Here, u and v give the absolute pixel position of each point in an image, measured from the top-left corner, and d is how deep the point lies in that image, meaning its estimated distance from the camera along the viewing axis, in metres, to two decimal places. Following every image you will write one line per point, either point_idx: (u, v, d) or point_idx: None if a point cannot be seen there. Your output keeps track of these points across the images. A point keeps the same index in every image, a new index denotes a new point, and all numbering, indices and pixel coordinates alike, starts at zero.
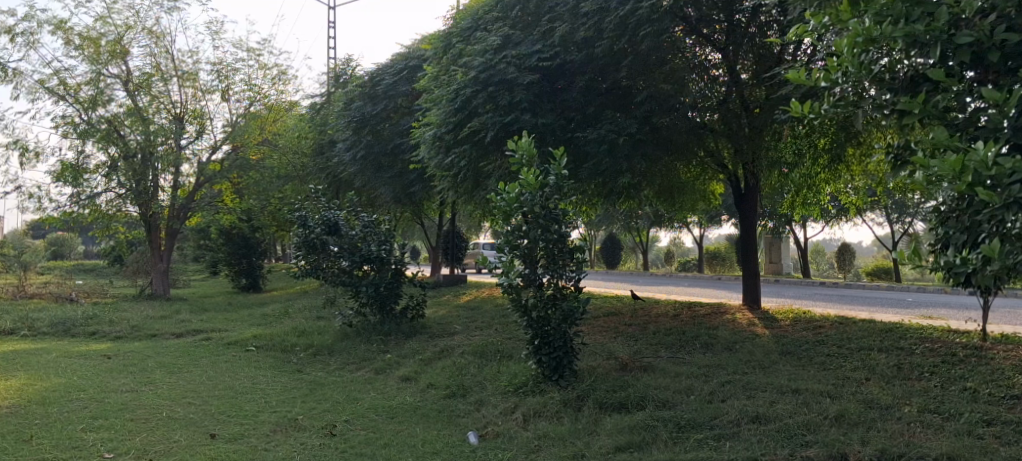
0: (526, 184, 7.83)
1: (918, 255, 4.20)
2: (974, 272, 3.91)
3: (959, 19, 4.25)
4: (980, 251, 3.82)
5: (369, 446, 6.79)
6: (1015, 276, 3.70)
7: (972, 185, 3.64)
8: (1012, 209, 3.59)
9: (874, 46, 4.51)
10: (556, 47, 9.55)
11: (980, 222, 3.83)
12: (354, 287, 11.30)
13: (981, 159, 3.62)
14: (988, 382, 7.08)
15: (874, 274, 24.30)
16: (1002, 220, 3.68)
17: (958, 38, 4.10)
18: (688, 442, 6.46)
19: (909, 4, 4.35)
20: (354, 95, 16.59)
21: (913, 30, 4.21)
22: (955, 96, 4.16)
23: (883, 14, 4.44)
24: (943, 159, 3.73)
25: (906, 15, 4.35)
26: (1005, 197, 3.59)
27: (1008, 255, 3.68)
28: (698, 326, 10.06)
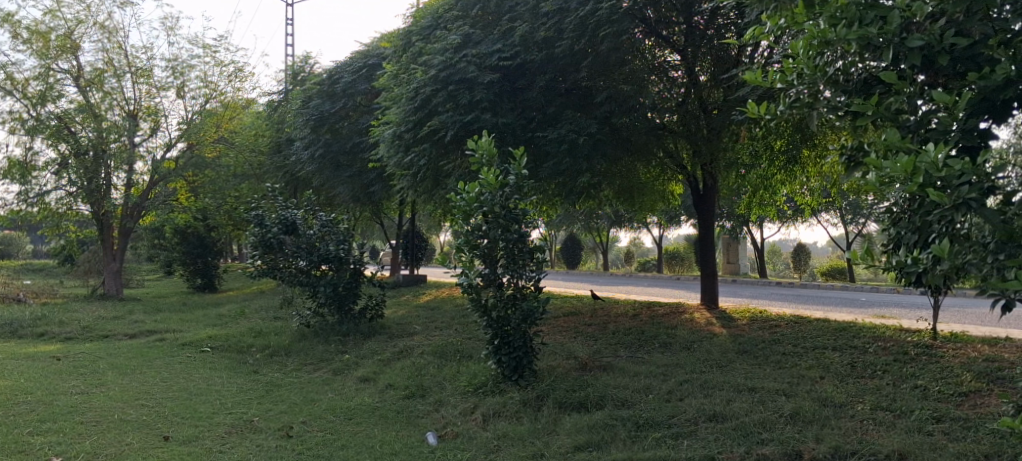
0: (485, 183, 7.82)
1: (871, 256, 4.28)
2: (925, 272, 3.85)
3: (911, 23, 4.22)
4: (930, 251, 3.76)
5: (326, 447, 6.72)
6: (964, 275, 3.69)
7: (923, 187, 3.54)
8: (961, 210, 3.52)
9: (828, 49, 4.54)
10: (517, 47, 9.53)
11: (930, 222, 3.75)
12: (312, 287, 11.23)
13: (932, 160, 3.53)
14: (938, 380, 7.23)
15: (829, 274, 24.69)
16: (950, 222, 3.64)
17: (910, 42, 4.10)
18: (646, 441, 6.48)
19: (863, 7, 4.36)
20: (312, 94, 16.40)
21: (867, 33, 4.20)
22: (907, 98, 4.10)
23: (837, 17, 4.40)
24: (895, 160, 3.63)
25: (860, 18, 4.34)
26: (954, 198, 3.52)
27: (957, 255, 3.66)
28: (656, 326, 10.13)
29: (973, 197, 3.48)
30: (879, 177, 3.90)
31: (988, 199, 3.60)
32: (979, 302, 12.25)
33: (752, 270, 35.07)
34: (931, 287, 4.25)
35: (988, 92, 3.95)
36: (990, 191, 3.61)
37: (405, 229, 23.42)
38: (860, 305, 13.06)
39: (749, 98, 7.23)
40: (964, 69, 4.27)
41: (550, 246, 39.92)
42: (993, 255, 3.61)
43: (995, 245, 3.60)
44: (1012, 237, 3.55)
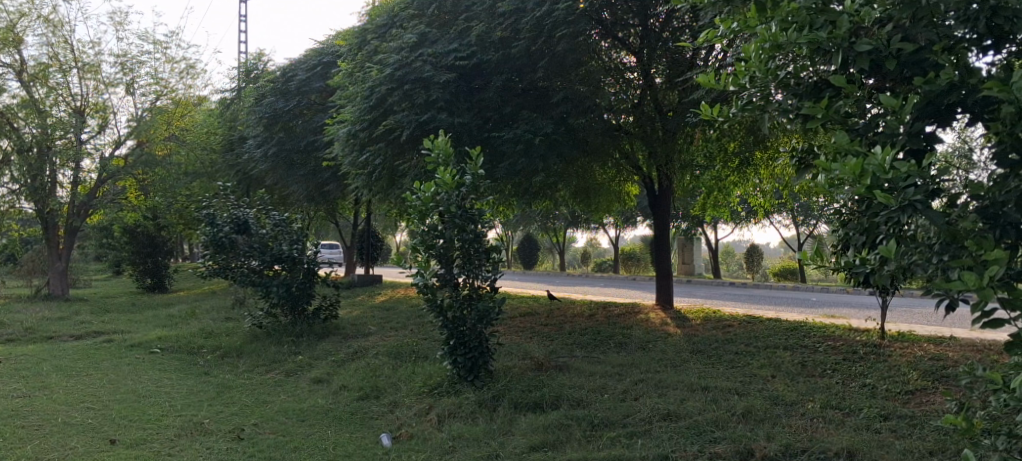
0: (442, 183, 7.77)
1: (820, 255, 4.36)
2: (873, 272, 3.87)
3: (859, 27, 4.16)
4: (878, 252, 3.75)
5: (278, 449, 6.62)
6: (910, 277, 3.67)
7: (870, 188, 3.48)
8: (907, 213, 3.46)
9: (780, 52, 4.40)
10: (473, 47, 9.48)
11: (877, 223, 3.72)
12: (263, 287, 10.97)
13: (879, 162, 3.46)
14: (886, 379, 7.38)
15: (781, 275, 25.07)
16: (897, 224, 3.57)
17: (858, 46, 4.04)
18: (601, 441, 6.50)
19: (813, 11, 4.25)
20: (265, 91, 16.15)
21: (817, 37, 4.16)
22: (855, 102, 4.10)
23: (789, 21, 4.33)
24: (844, 162, 3.56)
25: (810, 22, 4.27)
26: (900, 201, 3.46)
27: (904, 256, 3.62)
28: (612, 326, 10.19)
29: (919, 198, 3.43)
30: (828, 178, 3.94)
31: (932, 200, 3.50)
32: (925, 302, 12.57)
33: (707, 271, 35.55)
34: (880, 288, 4.27)
35: (933, 96, 3.81)
36: (934, 192, 3.53)
37: (361, 229, 23.29)
38: (811, 305, 13.32)
39: (704, 100, 7.31)
40: (911, 75, 4.11)
41: (507, 247, 39.98)
42: (936, 256, 3.49)
43: (938, 247, 3.48)
44: (955, 239, 3.44)
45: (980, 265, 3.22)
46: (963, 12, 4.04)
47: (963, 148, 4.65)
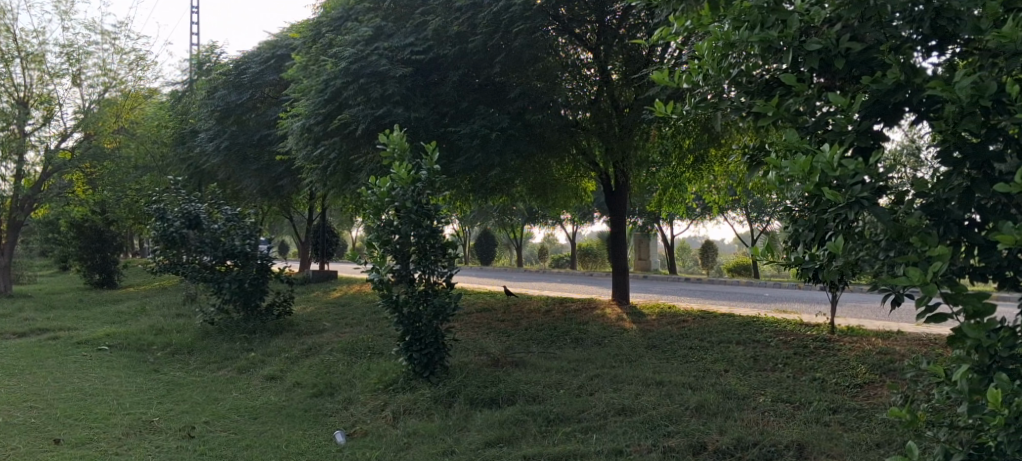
0: (397, 178, 7.73)
1: (771, 251, 4.45)
2: (821, 268, 3.93)
3: (809, 27, 4.12)
4: (826, 248, 3.80)
5: (230, 448, 6.53)
6: (858, 272, 3.74)
7: (819, 186, 3.47)
8: (854, 209, 3.45)
9: (733, 51, 4.45)
10: (430, 41, 9.43)
11: (825, 220, 3.75)
12: (216, 283, 10.85)
13: (828, 160, 3.44)
14: (835, 373, 7.51)
15: (734, 271, 25.37)
16: (845, 221, 3.62)
17: (808, 45, 3.98)
18: (556, 436, 6.53)
19: (765, 10, 4.19)
20: (218, 84, 15.91)
21: (768, 36, 4.08)
22: (805, 100, 4.06)
23: (741, 19, 4.34)
24: (793, 158, 3.54)
25: (762, 21, 4.23)
26: (847, 197, 3.44)
27: (852, 252, 3.70)
28: (568, 322, 10.23)
29: (866, 195, 3.41)
30: (777, 175, 4.00)
31: (879, 199, 3.55)
32: (873, 297, 12.87)
33: (664, 266, 35.91)
34: (828, 284, 4.33)
35: (879, 96, 3.79)
36: (879, 190, 3.55)
37: (316, 224, 23.09)
38: (764, 300, 13.49)
39: (657, 97, 7.36)
40: (859, 74, 4.06)
41: (465, 242, 39.95)
42: (883, 252, 3.60)
43: (884, 243, 3.58)
44: (901, 236, 3.46)
45: (924, 260, 3.21)
46: (908, 13, 3.98)
47: (911, 147, 4.70)
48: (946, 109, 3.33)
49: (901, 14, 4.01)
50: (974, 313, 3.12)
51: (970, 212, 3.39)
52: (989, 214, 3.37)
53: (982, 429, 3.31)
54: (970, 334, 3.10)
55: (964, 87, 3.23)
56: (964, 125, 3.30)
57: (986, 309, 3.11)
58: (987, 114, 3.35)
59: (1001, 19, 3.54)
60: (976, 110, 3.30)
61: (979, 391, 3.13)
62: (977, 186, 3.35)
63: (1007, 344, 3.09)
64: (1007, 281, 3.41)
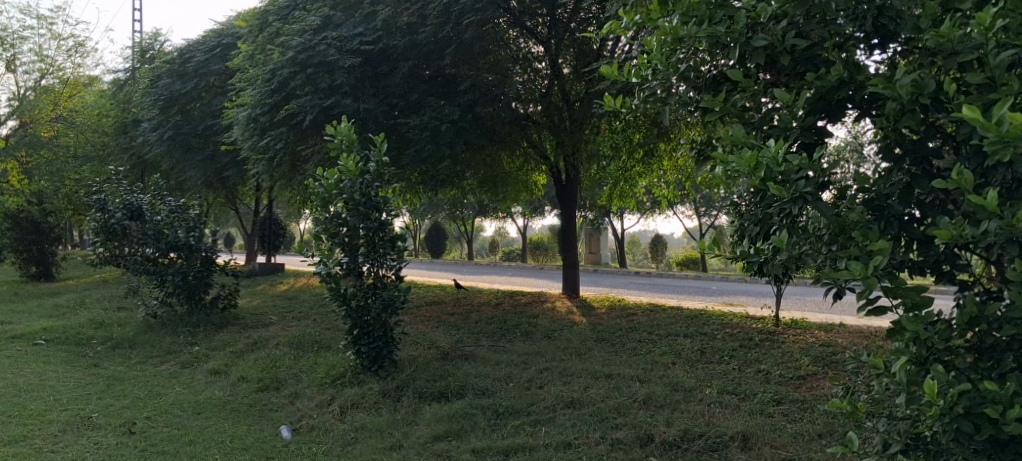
0: (346, 170, 7.63)
1: (717, 245, 4.47)
2: (766, 261, 3.97)
3: (755, 23, 4.11)
4: (771, 242, 3.84)
5: (172, 443, 6.40)
6: (801, 266, 3.80)
7: (764, 181, 3.50)
8: (799, 205, 3.48)
9: (681, 46, 4.36)
10: (379, 31, 9.31)
11: (770, 214, 3.78)
12: (158, 276, 10.68)
13: (773, 155, 3.49)
14: (779, 365, 7.63)
15: (683, 265, 25.69)
16: (790, 215, 3.66)
17: (754, 41, 3.95)
18: (505, 429, 6.52)
19: (713, 6, 4.20)
20: (161, 72, 15.57)
21: (715, 31, 4.08)
22: (751, 96, 4.07)
23: (690, 15, 4.27)
24: (739, 153, 3.57)
25: (709, 17, 4.21)
26: (793, 193, 3.46)
27: (796, 246, 3.75)
28: (519, 315, 10.24)
29: (809, 191, 3.42)
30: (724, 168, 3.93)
31: (823, 193, 3.59)
32: (815, 290, 13.14)
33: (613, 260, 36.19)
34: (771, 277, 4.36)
35: (824, 93, 3.75)
36: (823, 185, 3.57)
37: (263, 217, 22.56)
38: (711, 294, 13.68)
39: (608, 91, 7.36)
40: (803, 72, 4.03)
41: (415, 235, 39.80)
42: (827, 247, 3.65)
43: (827, 237, 3.65)
44: (842, 231, 3.52)
45: (865, 254, 3.28)
46: (853, 11, 3.94)
47: (857, 143, 4.67)
48: (887, 106, 3.34)
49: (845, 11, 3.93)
50: (912, 306, 3.18)
51: (911, 208, 3.45)
52: (928, 209, 3.42)
53: (919, 420, 3.39)
54: (909, 327, 3.16)
55: (905, 84, 3.27)
56: (904, 122, 3.32)
57: (924, 302, 3.16)
58: (926, 111, 3.38)
59: (939, 19, 3.65)
60: (915, 109, 3.32)
61: (916, 382, 3.18)
62: (917, 182, 3.41)
63: (942, 337, 3.15)
64: (944, 276, 3.37)
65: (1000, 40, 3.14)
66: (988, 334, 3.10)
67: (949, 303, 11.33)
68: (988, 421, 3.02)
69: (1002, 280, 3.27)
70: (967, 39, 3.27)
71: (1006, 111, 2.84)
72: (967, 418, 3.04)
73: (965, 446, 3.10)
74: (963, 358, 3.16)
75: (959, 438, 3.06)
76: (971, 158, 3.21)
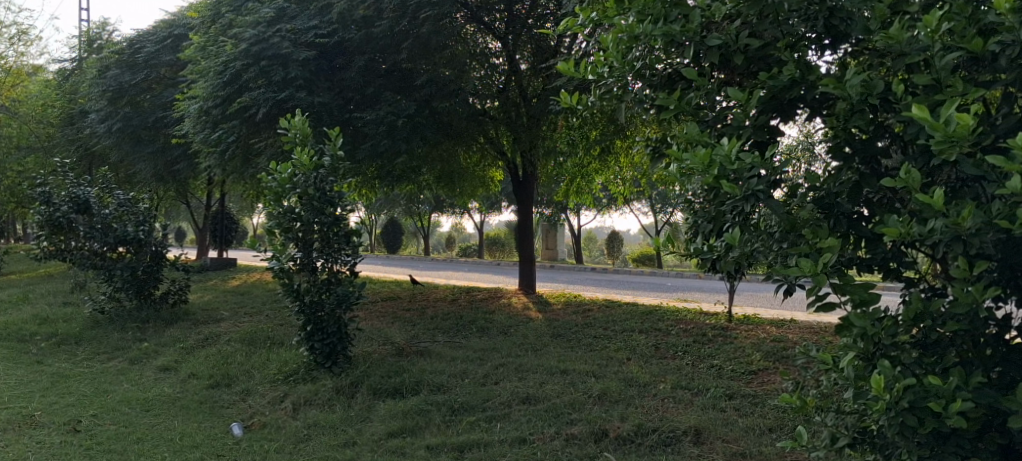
0: (299, 164, 7.52)
1: (672, 241, 4.49)
2: (719, 258, 4.00)
3: (709, 22, 4.14)
4: (724, 239, 3.87)
5: (119, 442, 6.26)
6: (753, 263, 3.83)
7: (718, 178, 3.49)
8: (751, 202, 3.49)
9: (637, 44, 4.32)
10: (334, 24, 9.35)
11: (724, 211, 3.78)
12: (107, 270, 10.46)
13: (726, 153, 3.48)
14: (732, 360, 7.73)
15: (638, 262, 25.91)
16: (742, 213, 3.66)
17: (709, 40, 3.97)
18: (460, 426, 6.50)
19: (668, 4, 4.19)
20: (109, 63, 15.22)
21: (671, 30, 4.06)
22: (706, 94, 4.08)
23: (645, 13, 4.24)
24: (693, 151, 3.55)
25: (664, 15, 4.20)
26: (745, 190, 3.48)
27: (748, 243, 3.76)
28: (475, 311, 10.21)
29: (761, 189, 3.45)
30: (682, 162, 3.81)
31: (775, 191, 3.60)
32: (766, 287, 13.32)
33: (570, 256, 36.39)
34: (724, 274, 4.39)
35: (776, 92, 3.80)
36: (775, 183, 3.58)
37: (214, 210, 22.26)
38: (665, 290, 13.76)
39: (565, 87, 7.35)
40: (755, 70, 4.06)
41: (372, 230, 39.52)
42: (777, 244, 3.66)
43: (778, 234, 3.67)
44: (793, 229, 3.56)
45: (815, 251, 3.34)
46: (804, 10, 3.93)
47: (808, 144, 4.72)
48: (837, 106, 3.40)
49: (796, 12, 3.94)
50: (860, 302, 3.20)
51: (859, 206, 3.51)
52: (876, 208, 3.50)
53: (866, 414, 3.44)
54: (857, 323, 3.17)
55: (855, 84, 3.31)
56: (855, 121, 3.38)
57: (872, 299, 3.19)
58: (875, 110, 3.43)
59: (888, 20, 3.70)
60: (864, 109, 3.38)
61: (863, 377, 3.21)
62: (866, 181, 3.47)
63: (889, 333, 3.17)
64: (892, 273, 3.45)
65: (945, 43, 3.21)
66: (932, 330, 3.15)
67: (897, 300, 11.61)
68: (931, 415, 3.06)
69: (945, 277, 3.38)
70: (914, 42, 3.31)
71: (953, 111, 2.90)
72: (911, 412, 3.06)
73: (910, 439, 3.15)
74: (908, 354, 3.19)
75: (905, 432, 3.09)
76: (917, 157, 3.26)
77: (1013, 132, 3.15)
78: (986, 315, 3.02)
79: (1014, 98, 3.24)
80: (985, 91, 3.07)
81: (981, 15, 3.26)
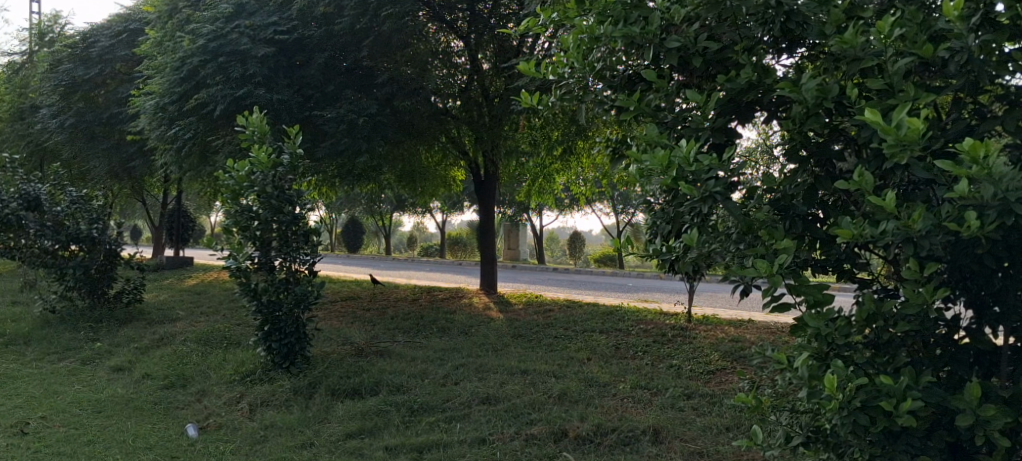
0: (256, 162, 7.45)
1: (631, 242, 4.52)
2: (677, 259, 4.02)
3: (669, 25, 4.04)
4: (682, 240, 3.91)
5: (68, 444, 6.14)
6: (710, 265, 3.82)
7: (676, 180, 3.50)
8: (709, 204, 3.48)
9: (597, 46, 4.32)
10: (294, 21, 9.34)
11: (682, 213, 3.79)
12: (58, 269, 10.25)
13: (684, 155, 3.49)
14: (691, 360, 7.80)
15: (600, 262, 26.08)
16: (700, 214, 3.68)
17: (668, 43, 3.94)
18: (419, 426, 6.46)
19: (629, 6, 4.18)
20: (61, 57, 14.98)
21: (630, 32, 4.03)
22: (665, 96, 4.06)
23: (605, 14, 4.25)
24: (652, 153, 3.56)
25: (624, 17, 4.18)
26: (703, 192, 3.47)
27: (705, 245, 3.75)
28: (436, 311, 10.18)
29: (719, 191, 3.44)
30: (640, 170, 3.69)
31: (733, 193, 3.61)
32: (724, 288, 13.48)
33: (532, 256, 36.49)
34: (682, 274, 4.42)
35: (733, 94, 3.83)
36: (732, 185, 3.60)
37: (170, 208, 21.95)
38: (625, 291, 13.82)
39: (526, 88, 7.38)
40: (714, 73, 4.07)
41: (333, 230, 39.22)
42: (734, 244, 3.66)
43: (736, 236, 3.66)
44: (750, 230, 3.58)
45: (771, 253, 3.36)
46: (761, 13, 3.89)
47: (765, 145, 4.76)
48: (793, 109, 3.41)
49: (754, 15, 3.93)
50: (814, 303, 3.24)
51: (813, 208, 3.58)
52: (831, 210, 3.57)
53: (819, 414, 3.47)
54: (811, 323, 3.22)
55: (810, 88, 3.32)
56: (809, 125, 3.39)
57: (826, 299, 3.22)
58: (830, 114, 3.46)
59: (843, 25, 3.66)
60: (820, 113, 3.40)
61: (817, 376, 3.22)
62: (820, 183, 3.52)
63: (842, 333, 3.20)
64: (845, 274, 3.53)
65: (898, 48, 3.23)
66: (884, 330, 3.17)
67: (850, 300, 11.89)
68: (883, 414, 3.08)
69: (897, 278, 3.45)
70: (868, 47, 3.31)
71: (904, 116, 2.93)
72: (863, 411, 3.09)
73: (862, 438, 3.18)
74: (861, 354, 3.22)
75: (857, 430, 3.11)
76: (871, 161, 3.27)
77: (962, 137, 3.19)
78: (935, 316, 3.08)
79: (963, 105, 3.29)
80: (935, 97, 3.10)
81: (932, 22, 3.30)
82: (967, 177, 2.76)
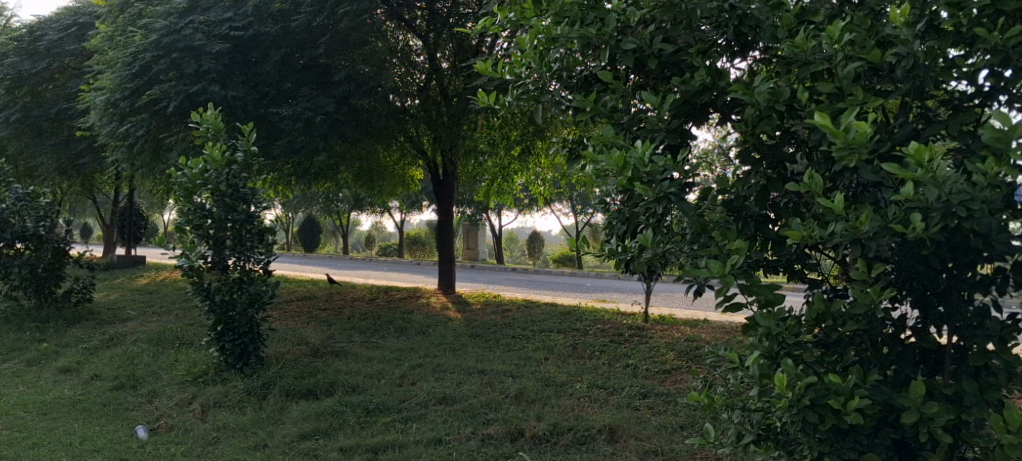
0: (210, 159, 7.36)
1: (586, 241, 4.49)
2: (633, 259, 3.93)
3: (625, 27, 4.03)
4: (637, 240, 3.86)
5: (11, 447, 5.98)
6: (666, 267, 3.80)
7: (631, 181, 3.49)
8: (662, 204, 3.45)
9: (554, 46, 4.26)
10: (250, 17, 9.23)
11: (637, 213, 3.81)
12: (3, 268, 10.03)
13: (639, 156, 3.48)
14: (646, 359, 7.87)
15: (559, 262, 26.24)
16: (655, 215, 3.70)
17: (624, 44, 3.92)
18: (375, 427, 6.42)
19: (586, 8, 4.20)
20: (5, 51, 14.69)
21: (586, 32, 4.01)
22: (621, 98, 4.06)
23: (562, 15, 4.24)
24: (608, 154, 3.56)
25: (582, 18, 4.19)
26: (658, 193, 3.45)
27: (659, 245, 3.75)
28: (394, 311, 10.12)
29: (673, 191, 3.42)
30: (593, 171, 3.66)
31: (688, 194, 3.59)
32: (679, 288, 13.64)
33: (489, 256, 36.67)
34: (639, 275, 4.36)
35: (688, 97, 3.84)
36: (687, 186, 3.61)
37: (121, 206, 21.57)
38: (583, 291, 13.90)
39: None
40: (669, 75, 4.04)
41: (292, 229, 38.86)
42: (688, 245, 3.66)
43: (691, 236, 3.63)
44: (703, 230, 3.54)
45: (724, 253, 3.36)
46: (715, 18, 3.97)
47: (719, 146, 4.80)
48: (747, 112, 3.46)
49: (709, 19, 3.98)
50: (765, 303, 3.26)
51: (765, 209, 3.61)
52: (782, 211, 3.61)
53: (769, 412, 3.51)
54: (762, 323, 3.23)
55: (762, 91, 3.37)
56: (763, 126, 3.42)
57: (776, 299, 3.24)
58: (783, 117, 3.48)
59: (794, 30, 3.81)
60: (772, 116, 3.43)
61: (768, 375, 3.24)
62: (773, 184, 3.56)
63: (792, 332, 3.24)
64: (795, 274, 3.60)
65: (848, 52, 3.29)
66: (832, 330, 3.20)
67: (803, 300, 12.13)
68: (831, 412, 3.10)
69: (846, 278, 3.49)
70: (817, 51, 3.42)
71: (852, 120, 2.99)
72: (812, 409, 3.12)
73: (811, 436, 3.20)
74: (810, 353, 3.25)
75: (805, 428, 3.16)
76: (821, 163, 3.32)
77: (908, 140, 3.23)
78: (882, 316, 3.12)
79: (910, 107, 3.27)
80: (882, 100, 3.17)
81: (879, 27, 3.38)
82: (913, 180, 2.81)
